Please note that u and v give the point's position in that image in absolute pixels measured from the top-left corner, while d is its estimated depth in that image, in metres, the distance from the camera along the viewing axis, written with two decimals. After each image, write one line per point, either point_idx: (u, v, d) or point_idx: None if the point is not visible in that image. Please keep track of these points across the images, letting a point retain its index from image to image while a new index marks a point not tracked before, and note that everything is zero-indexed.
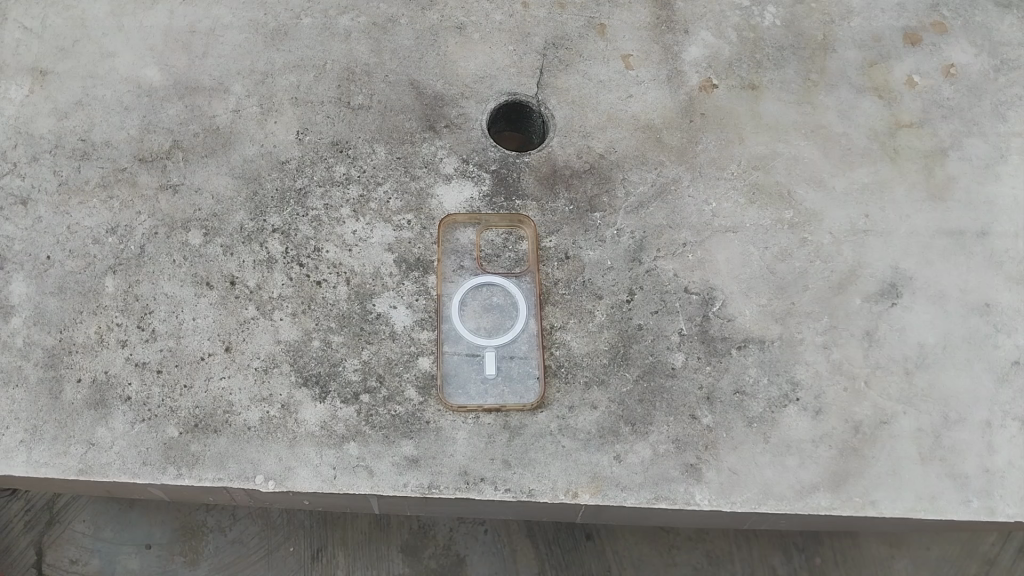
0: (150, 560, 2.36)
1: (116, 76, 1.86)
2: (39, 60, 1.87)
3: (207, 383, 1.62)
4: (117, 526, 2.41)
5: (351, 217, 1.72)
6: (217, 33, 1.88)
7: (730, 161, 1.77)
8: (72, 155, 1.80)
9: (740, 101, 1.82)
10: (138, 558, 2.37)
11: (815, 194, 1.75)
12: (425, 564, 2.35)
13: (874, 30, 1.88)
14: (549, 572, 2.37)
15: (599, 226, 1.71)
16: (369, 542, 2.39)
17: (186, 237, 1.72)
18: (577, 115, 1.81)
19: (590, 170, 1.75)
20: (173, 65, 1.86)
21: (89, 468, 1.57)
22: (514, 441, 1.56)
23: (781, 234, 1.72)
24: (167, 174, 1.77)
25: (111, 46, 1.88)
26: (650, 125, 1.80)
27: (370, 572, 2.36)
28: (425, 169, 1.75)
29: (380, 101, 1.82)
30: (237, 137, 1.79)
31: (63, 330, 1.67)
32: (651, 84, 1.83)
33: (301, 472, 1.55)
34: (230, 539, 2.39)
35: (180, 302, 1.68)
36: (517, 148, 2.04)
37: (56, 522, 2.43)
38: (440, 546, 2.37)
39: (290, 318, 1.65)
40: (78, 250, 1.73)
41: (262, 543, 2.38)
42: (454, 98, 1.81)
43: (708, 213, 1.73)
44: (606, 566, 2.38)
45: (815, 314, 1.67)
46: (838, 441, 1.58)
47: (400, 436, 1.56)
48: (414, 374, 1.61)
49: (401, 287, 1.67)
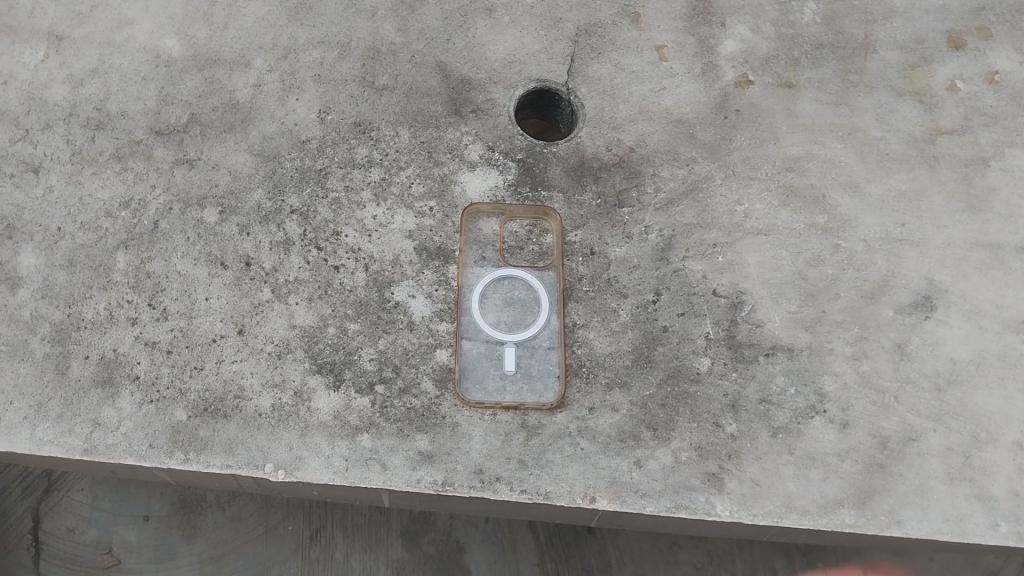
0: (147, 532, 2.35)
1: (134, 44, 1.84)
2: (55, 24, 1.86)
3: (219, 366, 1.60)
4: (115, 496, 2.40)
5: (372, 201, 1.69)
6: (239, 5, 1.86)
7: (764, 161, 1.74)
8: (86, 124, 1.78)
9: (776, 100, 1.78)
10: (134, 530, 2.35)
11: (850, 199, 1.72)
12: (424, 550, 2.33)
13: (917, 31, 1.84)
14: (548, 564, 2.35)
15: (626, 222, 1.68)
16: (368, 525, 2.37)
17: (201, 214, 1.70)
18: (607, 105, 1.77)
19: (619, 164, 1.73)
20: (193, 35, 1.84)
21: (94, 448, 1.55)
22: (532, 441, 1.53)
23: (814, 240, 1.69)
24: (183, 149, 1.75)
25: (131, 13, 1.86)
26: (682, 120, 1.77)
27: (368, 553, 2.34)
28: (449, 155, 1.73)
29: (405, 82, 1.79)
30: (257, 113, 1.77)
31: (72, 305, 1.65)
32: (685, 77, 1.80)
33: (312, 463, 1.51)
34: (229, 515, 2.38)
35: (193, 281, 1.66)
36: (535, 135, 2.02)
37: (54, 489, 2.42)
38: (440, 532, 2.35)
39: (306, 303, 1.63)
40: (89, 222, 1.71)
41: (261, 521, 2.37)
42: (481, 83, 1.79)
43: (740, 213, 1.70)
44: (606, 560, 2.36)
45: (846, 323, 1.63)
46: (864, 455, 1.55)
47: (415, 430, 1.53)
48: (432, 367, 1.58)
49: (420, 276, 1.64)
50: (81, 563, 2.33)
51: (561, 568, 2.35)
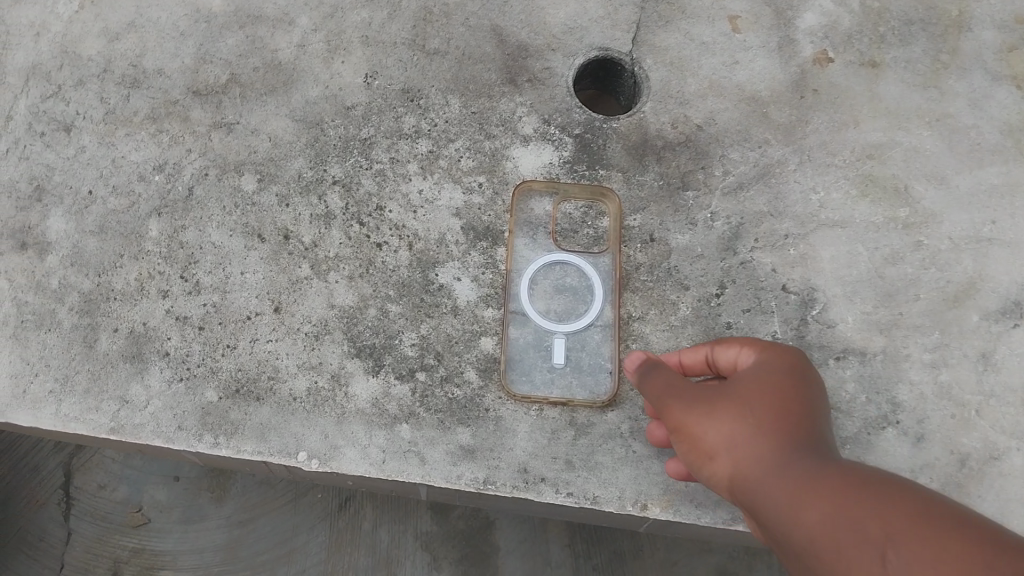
0: (177, 492, 2.37)
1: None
2: None
3: (253, 345, 1.56)
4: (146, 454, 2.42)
5: (418, 174, 1.64)
6: None
7: (842, 146, 1.64)
8: (121, 81, 1.76)
9: (858, 80, 1.69)
10: (165, 490, 2.38)
11: (936, 191, 1.61)
12: (453, 523, 2.32)
13: (1016, 10, 1.73)
14: (579, 544, 2.28)
15: (691, 207, 1.60)
16: (398, 497, 2.35)
17: (238, 181, 1.66)
18: (675, 77, 1.69)
19: (685, 142, 1.65)
20: None
21: (121, 427, 1.53)
22: (580, 441, 1.46)
23: (893, 235, 1.59)
24: (221, 111, 1.72)
25: None
26: (755, 98, 1.67)
27: (396, 525, 2.31)
28: (502, 127, 1.66)
29: (458, 46, 1.73)
30: (300, 75, 1.73)
31: (101, 274, 1.64)
32: (760, 51, 1.71)
33: (347, 453, 1.47)
34: (258, 480, 2.38)
35: (228, 253, 1.62)
36: (590, 99, 1.94)
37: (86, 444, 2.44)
38: (469, 507, 2.33)
39: (346, 281, 1.58)
40: (121, 186, 1.69)
41: (290, 487, 2.36)
42: (540, 50, 1.72)
43: (814, 203, 1.61)
44: (638, 544, 2.29)
45: (925, 327, 1.53)
46: (941, 472, 1.44)
47: (456, 422, 1.48)
48: (475, 355, 1.52)
49: (467, 258, 1.58)
50: (111, 520, 2.35)
51: (592, 550, 2.28)
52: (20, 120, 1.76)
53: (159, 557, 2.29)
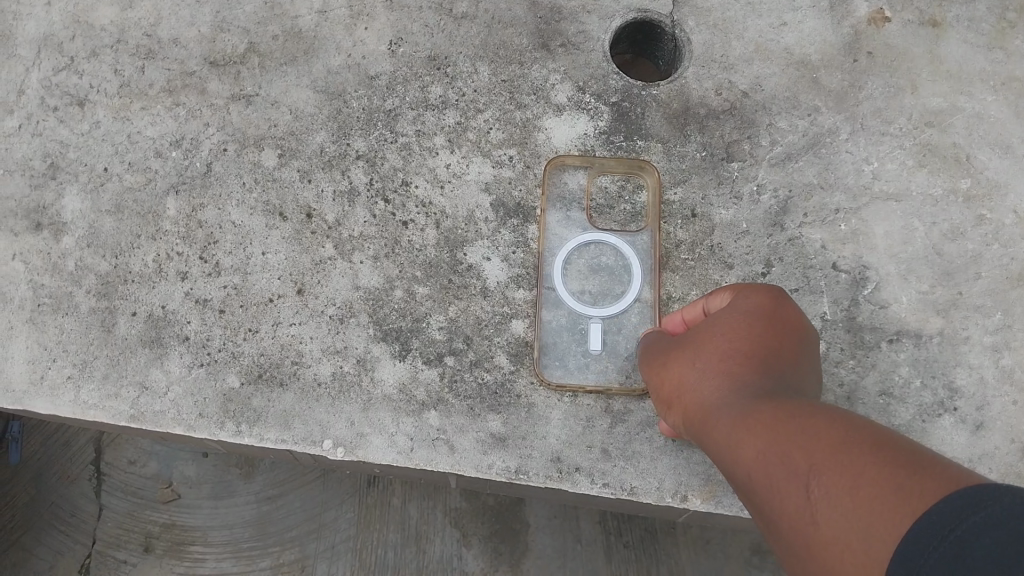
0: (205, 469, 2.40)
1: None
2: None
3: (275, 329, 1.55)
4: None
5: (445, 148, 1.60)
6: None
7: (899, 114, 1.56)
8: (135, 52, 1.73)
9: (917, 40, 1.59)
10: (194, 466, 2.40)
11: (1001, 161, 1.52)
12: (483, 500, 2.31)
13: None
14: (610, 519, 2.25)
15: (735, 179, 1.54)
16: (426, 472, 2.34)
17: (258, 156, 1.64)
18: (719, 40, 1.61)
19: (730, 110, 1.57)
20: None
21: (140, 414, 1.56)
22: (616, 429, 1.44)
23: (953, 208, 1.52)
24: (240, 82, 1.68)
25: None
26: (806, 62, 1.59)
27: (426, 500, 2.31)
28: (534, 96, 1.60)
29: (487, 9, 1.66)
30: (320, 44, 1.68)
31: (118, 256, 1.64)
32: (810, 12, 1.62)
33: (375, 440, 1.47)
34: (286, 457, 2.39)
35: (249, 234, 1.61)
36: (623, 63, 1.87)
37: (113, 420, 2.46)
38: None
39: (372, 262, 1.56)
40: (137, 163, 1.68)
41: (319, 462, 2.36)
42: (575, 12, 1.64)
43: (867, 175, 1.54)
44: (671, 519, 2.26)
45: (986, 308, 1.47)
46: (999, 462, 1.40)
47: (486, 410, 1.46)
48: (506, 340, 1.50)
49: (496, 237, 1.55)
50: (142, 495, 2.38)
51: (624, 526, 2.24)
52: (32, 94, 1.75)
53: (190, 532, 2.33)
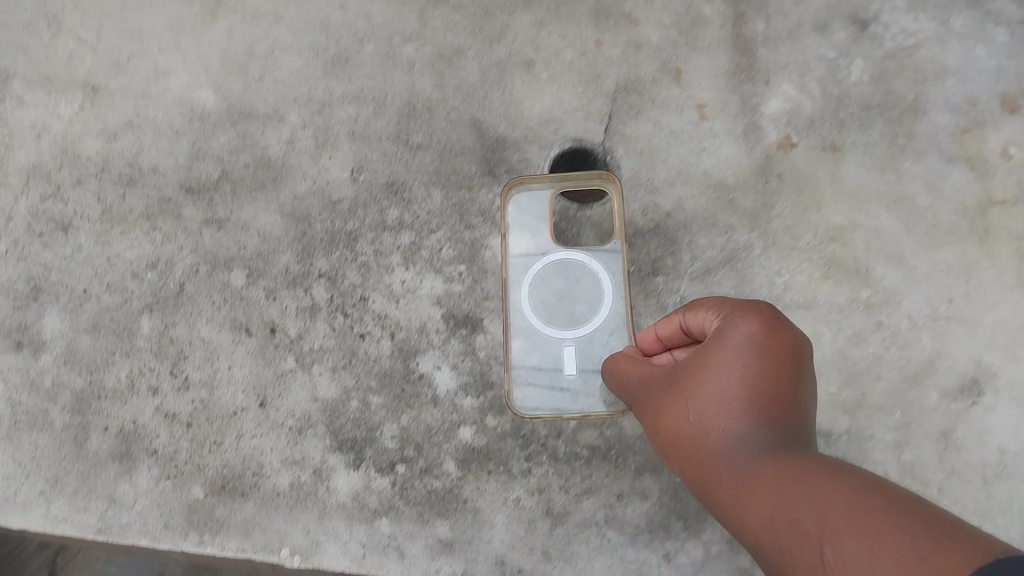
0: None
1: (169, 97, 1.86)
2: (92, 76, 1.90)
3: (239, 441, 1.61)
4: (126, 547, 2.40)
5: (400, 265, 1.69)
6: (275, 56, 1.86)
7: (806, 230, 1.68)
8: (119, 181, 1.81)
9: (820, 164, 1.72)
10: None
11: (895, 273, 1.64)
12: None
13: (969, 93, 1.75)
14: None
15: (661, 291, 1.64)
16: None
17: (228, 277, 1.71)
18: (645, 166, 1.73)
19: (655, 229, 1.68)
20: (227, 89, 1.85)
21: (107, 527, 1.60)
22: (556, 530, 1.51)
23: (856, 316, 1.62)
24: (212, 207, 1.77)
25: (167, 64, 1.88)
26: (722, 184, 1.71)
27: None
28: (482, 217, 1.71)
29: (440, 139, 1.77)
30: (289, 171, 1.77)
31: (94, 373, 1.69)
32: (726, 138, 1.74)
33: (329, 548, 1.55)
34: None
35: (216, 350, 1.67)
36: None
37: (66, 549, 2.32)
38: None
39: (330, 372, 1.63)
40: (116, 284, 1.75)
41: None
42: (517, 141, 1.76)
43: (779, 287, 1.64)
44: None
45: (889, 408, 1.57)
46: None
47: (435, 514, 1.54)
48: (455, 445, 1.57)
49: (446, 346, 1.63)
50: None
51: None
52: (20, 221, 1.81)
53: None
